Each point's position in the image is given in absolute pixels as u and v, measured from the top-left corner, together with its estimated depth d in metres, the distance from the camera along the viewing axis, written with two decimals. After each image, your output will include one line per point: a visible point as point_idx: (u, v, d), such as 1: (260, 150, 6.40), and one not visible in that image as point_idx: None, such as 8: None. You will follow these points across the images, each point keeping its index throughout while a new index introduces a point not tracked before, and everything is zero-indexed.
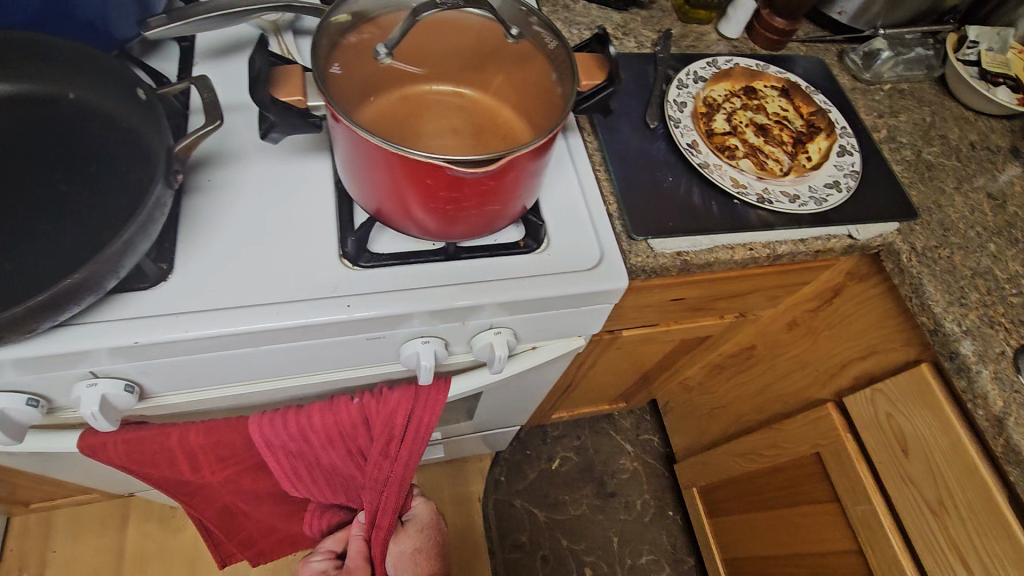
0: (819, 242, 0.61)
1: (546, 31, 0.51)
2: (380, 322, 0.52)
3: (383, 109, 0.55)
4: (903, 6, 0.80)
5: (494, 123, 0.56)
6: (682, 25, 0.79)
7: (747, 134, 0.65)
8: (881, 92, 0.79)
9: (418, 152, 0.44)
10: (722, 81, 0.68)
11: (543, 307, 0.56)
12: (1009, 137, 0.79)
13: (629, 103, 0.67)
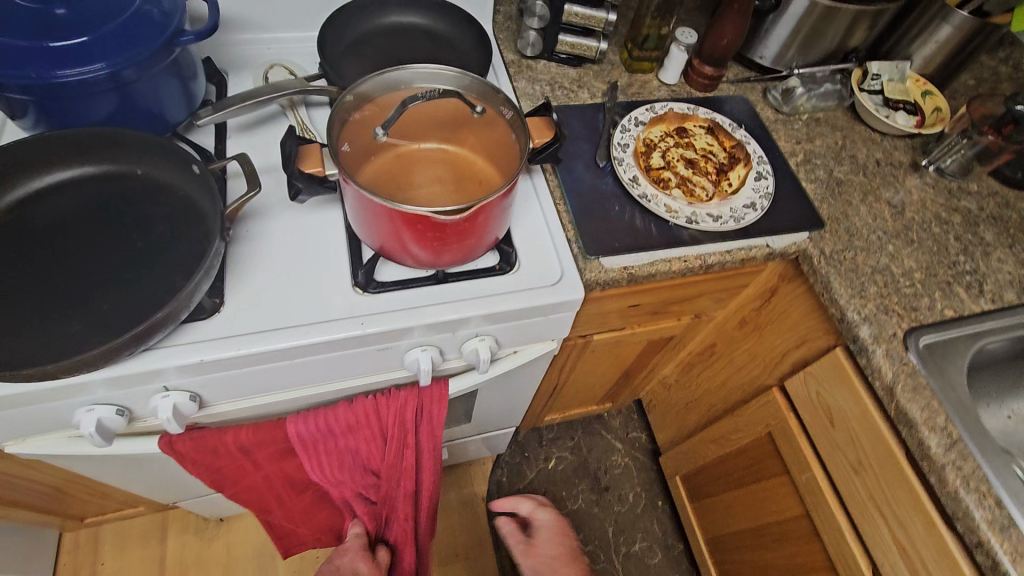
0: (743, 251, 0.75)
1: (506, 104, 0.66)
2: (388, 335, 0.65)
3: (382, 166, 0.69)
4: (814, 49, 0.94)
5: (471, 171, 0.70)
6: (629, 75, 0.94)
7: (679, 167, 0.78)
8: (800, 122, 0.93)
9: (410, 206, 0.58)
10: (658, 124, 0.83)
11: (517, 316, 0.70)
12: (911, 153, 0.93)
13: (583, 147, 0.81)
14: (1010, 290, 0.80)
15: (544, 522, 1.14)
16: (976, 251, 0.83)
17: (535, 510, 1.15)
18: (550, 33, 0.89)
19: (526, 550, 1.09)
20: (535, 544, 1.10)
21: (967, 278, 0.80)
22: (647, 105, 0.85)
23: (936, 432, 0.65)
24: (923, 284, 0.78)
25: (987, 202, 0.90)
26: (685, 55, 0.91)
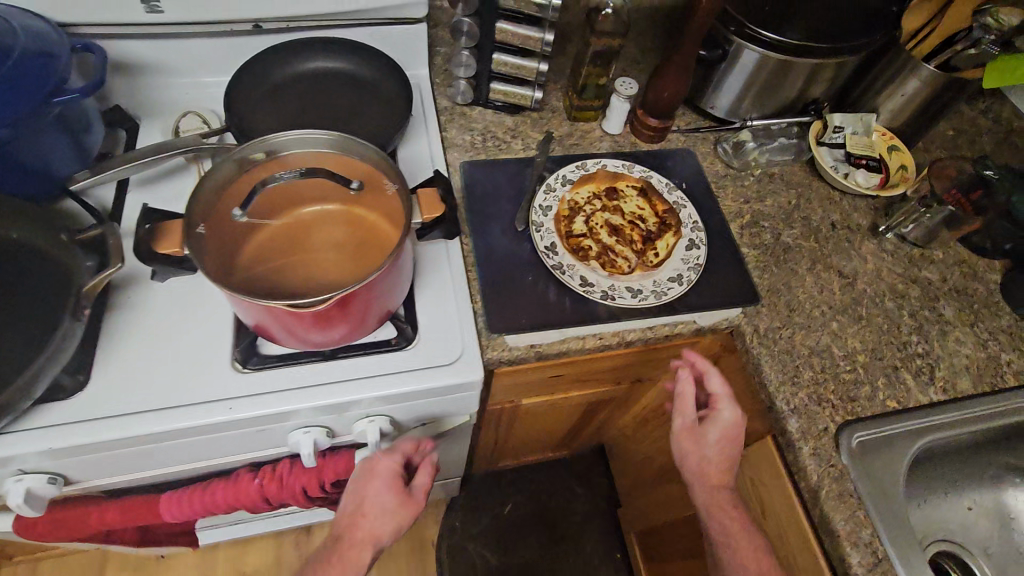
0: (667, 327, 0.70)
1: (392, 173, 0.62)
2: (265, 418, 0.62)
3: (268, 234, 0.64)
4: (771, 99, 0.86)
5: (366, 233, 0.65)
6: (570, 123, 0.88)
7: (601, 234, 0.73)
8: (751, 178, 0.87)
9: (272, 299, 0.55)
10: (587, 183, 0.77)
11: (408, 397, 0.65)
12: (872, 215, 0.86)
13: (504, 207, 0.76)
14: (964, 376, 0.74)
15: (719, 421, 0.69)
16: (932, 331, 0.76)
17: (720, 397, 0.69)
18: (481, 82, 0.83)
19: (684, 434, 0.71)
20: (700, 435, 0.70)
21: (917, 362, 0.74)
22: (577, 162, 0.79)
23: (858, 548, 0.60)
24: (866, 368, 0.72)
25: (951, 271, 0.82)
26: (628, 106, 0.85)
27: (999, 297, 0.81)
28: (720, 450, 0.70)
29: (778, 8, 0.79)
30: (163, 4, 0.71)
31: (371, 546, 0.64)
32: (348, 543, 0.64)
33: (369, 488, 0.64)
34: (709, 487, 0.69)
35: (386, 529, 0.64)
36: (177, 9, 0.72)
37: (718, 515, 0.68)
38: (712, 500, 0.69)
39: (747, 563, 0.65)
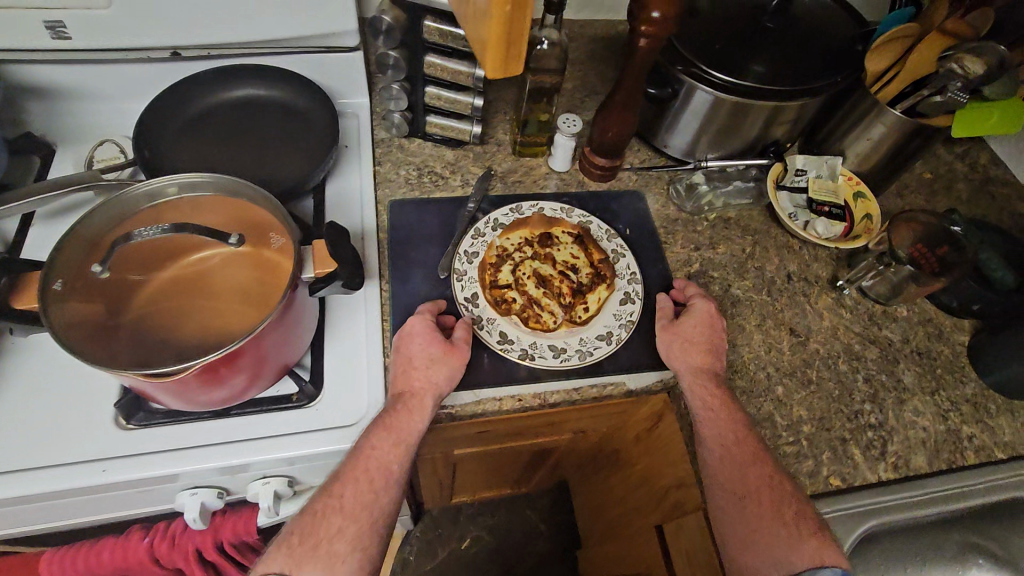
0: (593, 389, 0.64)
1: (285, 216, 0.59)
2: (143, 480, 0.57)
3: (157, 286, 0.59)
4: (731, 140, 0.81)
5: (262, 278, 0.60)
6: (516, 158, 0.83)
7: (528, 285, 0.68)
8: (704, 223, 0.81)
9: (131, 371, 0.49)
10: (520, 228, 0.73)
11: (303, 460, 0.61)
12: (832, 266, 0.80)
13: (430, 252, 0.72)
14: (920, 452, 0.67)
15: (696, 310, 0.67)
16: (887, 399, 0.70)
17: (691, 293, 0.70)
18: (417, 115, 0.79)
19: (664, 329, 0.66)
20: (680, 326, 0.66)
21: (868, 434, 0.67)
22: (512, 205, 0.75)
23: None
24: (810, 441, 0.66)
25: (914, 332, 0.76)
26: (573, 143, 0.79)
27: (965, 362, 0.74)
28: (702, 332, 0.65)
29: (733, 46, 0.74)
30: (70, 30, 0.67)
31: (433, 396, 0.59)
32: (404, 393, 0.58)
33: (409, 347, 0.61)
34: (692, 366, 0.63)
35: (440, 380, 0.59)
36: (86, 34, 0.68)
37: (699, 397, 0.62)
38: (698, 387, 0.62)
39: (721, 446, 0.59)
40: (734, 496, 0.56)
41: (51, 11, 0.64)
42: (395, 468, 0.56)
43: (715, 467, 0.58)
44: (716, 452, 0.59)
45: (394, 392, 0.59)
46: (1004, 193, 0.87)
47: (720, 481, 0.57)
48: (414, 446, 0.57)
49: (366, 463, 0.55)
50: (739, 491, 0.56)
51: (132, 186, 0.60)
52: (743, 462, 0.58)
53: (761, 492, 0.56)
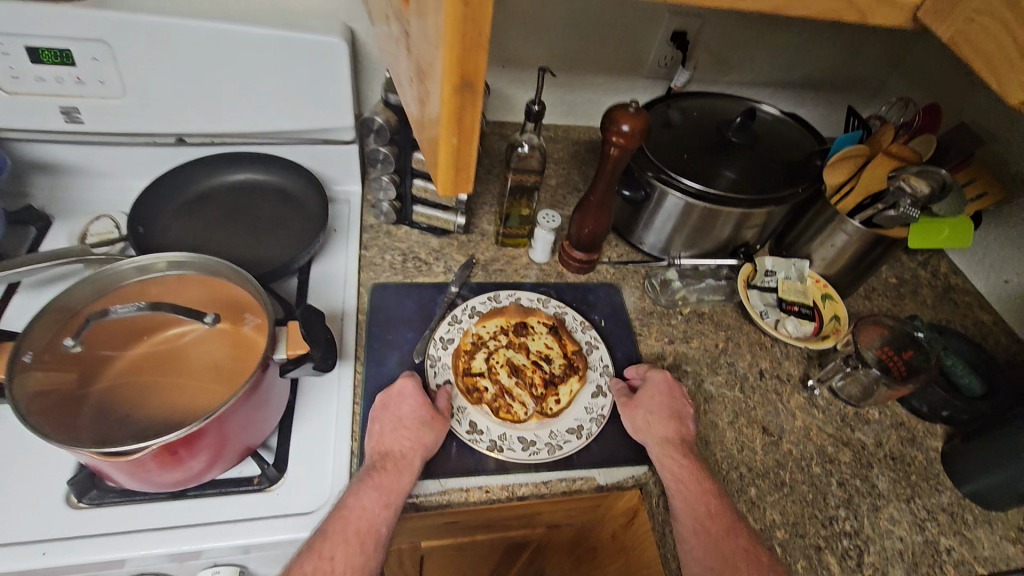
0: (563, 484, 0.63)
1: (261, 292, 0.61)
2: (85, 565, 0.54)
3: (129, 361, 0.60)
4: (704, 240, 0.85)
5: (234, 355, 0.61)
6: (498, 248, 0.87)
7: (500, 374, 0.69)
8: (678, 317, 0.84)
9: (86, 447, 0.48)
10: (496, 316, 0.75)
11: (257, 549, 0.58)
12: (804, 365, 0.81)
13: (407, 336, 0.73)
14: (898, 564, 0.65)
15: (650, 380, 0.69)
16: (862, 505, 0.69)
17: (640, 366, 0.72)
18: (405, 204, 0.83)
19: (624, 404, 0.68)
20: (641, 399, 0.67)
21: (843, 542, 0.65)
22: (490, 294, 0.77)
23: None
24: (784, 548, 0.64)
25: (888, 435, 0.76)
26: (553, 236, 0.83)
27: (940, 470, 0.74)
28: (662, 401, 0.67)
29: (701, 156, 0.80)
30: (83, 114, 0.72)
31: (420, 456, 0.59)
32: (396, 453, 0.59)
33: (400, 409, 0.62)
34: (661, 436, 0.64)
35: (428, 441, 0.60)
36: (97, 118, 0.73)
37: (671, 467, 0.62)
38: (668, 457, 0.62)
39: (699, 517, 0.58)
40: (719, 570, 0.54)
41: (65, 97, 0.69)
42: (383, 529, 0.54)
43: (692, 542, 0.56)
44: (693, 524, 0.57)
45: (380, 453, 0.59)
46: (966, 300, 0.90)
47: (700, 557, 0.55)
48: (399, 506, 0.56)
49: (360, 521, 0.53)
50: (721, 564, 0.54)
51: (124, 262, 0.62)
52: (730, 528, 0.57)
53: (744, 561, 0.55)
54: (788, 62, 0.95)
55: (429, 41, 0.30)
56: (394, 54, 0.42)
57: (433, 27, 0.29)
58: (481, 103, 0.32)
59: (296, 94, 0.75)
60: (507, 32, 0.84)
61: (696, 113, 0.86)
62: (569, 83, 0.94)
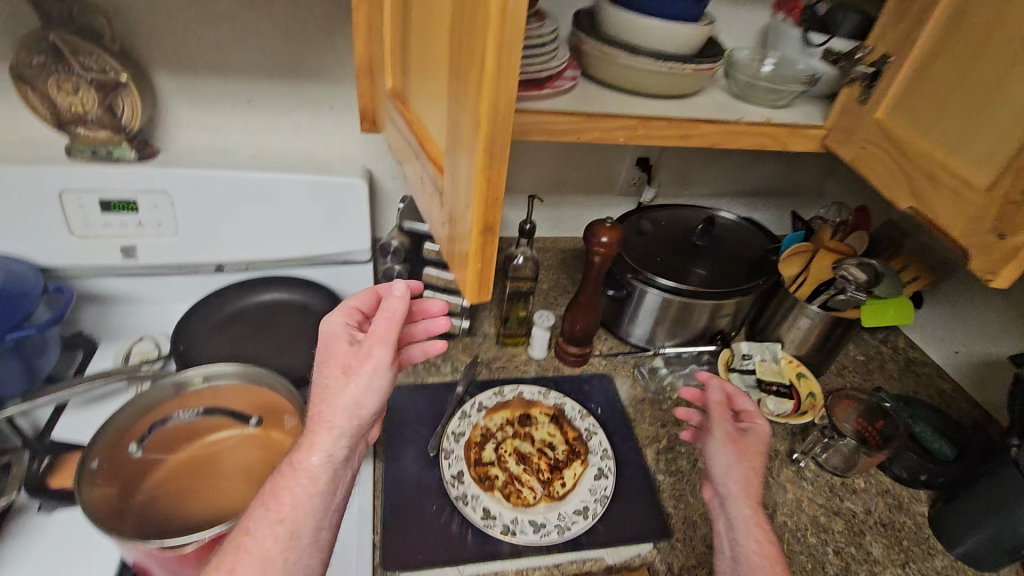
0: (574, 566, 0.68)
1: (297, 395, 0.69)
2: None
3: (175, 466, 0.66)
4: (684, 329, 0.94)
5: (270, 456, 0.68)
6: (499, 347, 0.96)
7: (509, 462, 0.75)
8: (668, 401, 0.91)
9: (144, 542, 0.53)
10: (501, 409, 0.82)
11: None
12: (789, 441, 0.87)
13: (421, 431, 0.80)
14: None
15: (758, 429, 0.69)
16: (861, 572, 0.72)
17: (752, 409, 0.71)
18: None
19: (732, 440, 0.67)
20: (745, 446, 0.67)
21: None
22: (496, 388, 0.85)
23: None
24: None
25: (875, 503, 0.81)
26: (548, 333, 0.92)
27: (929, 534, 0.78)
28: (761, 460, 0.66)
29: (673, 258, 0.92)
30: (139, 251, 0.83)
31: (326, 431, 0.52)
32: (317, 416, 0.53)
33: (330, 351, 0.55)
34: (751, 498, 0.63)
35: (344, 400, 0.52)
36: (150, 254, 0.84)
37: (756, 536, 0.60)
38: (750, 505, 0.62)
39: None
40: None
41: (126, 238, 0.81)
42: (277, 556, 0.48)
43: None
44: None
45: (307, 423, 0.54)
46: (926, 371, 0.99)
47: None
48: (302, 525, 0.50)
49: (282, 504, 0.50)
50: None
51: (169, 374, 0.70)
52: None
53: None
54: (739, 176, 1.12)
55: (463, 197, 0.40)
56: (421, 196, 0.53)
57: (468, 188, 0.39)
58: (498, 237, 0.41)
59: (324, 225, 0.88)
60: None
61: (664, 222, 1.00)
62: (553, 203, 1.08)
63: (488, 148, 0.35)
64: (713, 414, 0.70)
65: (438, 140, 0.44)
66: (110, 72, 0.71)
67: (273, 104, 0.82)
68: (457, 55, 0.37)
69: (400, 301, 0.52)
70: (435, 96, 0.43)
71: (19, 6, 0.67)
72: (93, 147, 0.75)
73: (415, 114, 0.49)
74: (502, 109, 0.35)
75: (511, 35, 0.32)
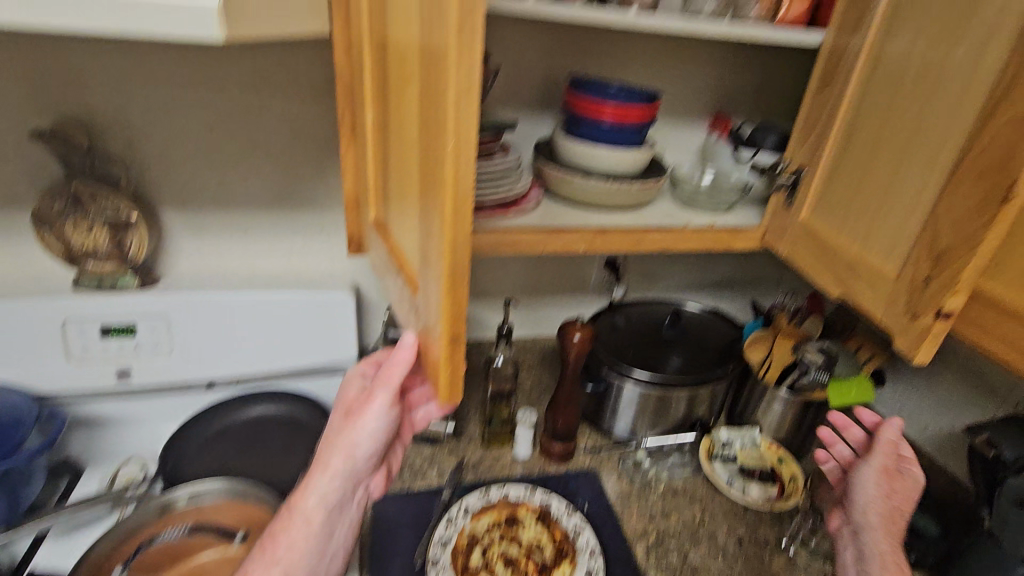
0: None
1: None
2: None
3: None
4: (663, 419, 0.97)
5: None
6: (485, 448, 0.97)
7: (497, 567, 0.75)
8: (654, 494, 0.92)
9: None
10: (487, 512, 0.82)
11: None
12: (776, 528, 0.88)
13: (407, 541, 0.79)
14: None
15: (911, 473, 0.78)
16: None
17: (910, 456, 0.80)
18: None
19: (884, 472, 0.78)
20: (891, 485, 0.78)
21: None
22: (481, 490, 0.85)
23: None
24: None
25: None
26: (532, 432, 0.95)
27: None
28: (899, 501, 0.77)
29: (646, 351, 0.97)
30: (133, 372, 0.86)
31: (322, 472, 0.64)
32: (320, 459, 0.65)
33: (344, 402, 0.69)
34: (886, 526, 0.74)
35: (339, 445, 0.63)
36: (144, 375, 0.87)
37: (884, 552, 0.71)
38: (884, 536, 0.73)
39: None
40: None
41: (123, 360, 0.85)
42: None
43: None
44: None
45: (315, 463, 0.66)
46: None
47: None
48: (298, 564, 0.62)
49: (279, 545, 0.62)
50: None
51: (156, 497, 0.72)
52: None
53: None
54: (701, 271, 1.20)
55: (433, 312, 0.45)
56: (399, 309, 0.58)
57: (437, 305, 0.44)
58: (465, 344, 0.45)
59: (312, 337, 0.93)
60: (478, 274, 1.07)
61: (636, 317, 1.07)
62: (529, 304, 1.15)
63: (451, 273, 0.41)
64: (875, 450, 0.80)
65: (413, 262, 0.50)
66: (122, 212, 0.79)
67: (268, 230, 0.90)
68: (423, 196, 0.43)
69: (405, 351, 0.53)
70: (409, 226, 0.49)
71: (46, 161, 0.77)
72: (98, 279, 0.82)
73: (394, 238, 0.55)
74: (459, 241, 0.40)
75: (463, 184, 0.38)
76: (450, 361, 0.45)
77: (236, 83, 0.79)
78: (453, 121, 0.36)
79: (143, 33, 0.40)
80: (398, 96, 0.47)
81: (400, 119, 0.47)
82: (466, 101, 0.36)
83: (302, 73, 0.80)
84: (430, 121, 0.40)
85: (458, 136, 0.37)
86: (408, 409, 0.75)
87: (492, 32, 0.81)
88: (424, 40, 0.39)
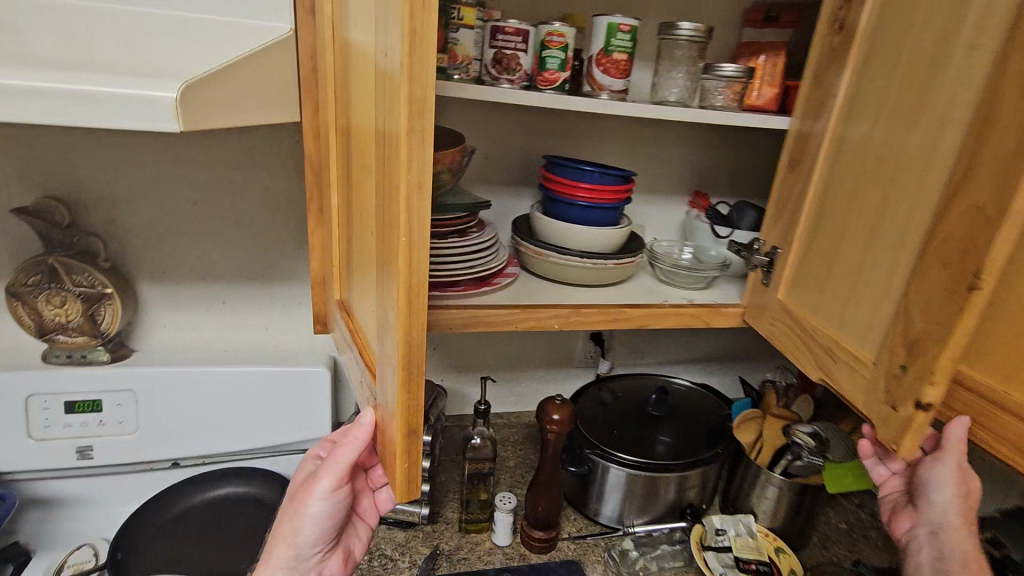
0: None
1: None
2: None
3: None
4: (653, 504, 0.91)
5: None
6: (462, 535, 0.91)
7: None
8: None
9: None
10: None
11: None
12: None
13: None
14: None
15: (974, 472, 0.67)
16: None
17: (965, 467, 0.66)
18: None
19: (961, 471, 0.66)
20: (966, 480, 0.67)
21: None
22: None
23: None
24: None
25: None
26: (511, 517, 0.89)
27: None
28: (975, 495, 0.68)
29: (632, 432, 0.94)
30: (95, 451, 0.83)
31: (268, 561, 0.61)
32: (269, 543, 0.62)
33: (299, 482, 0.68)
34: (964, 521, 0.67)
35: (284, 532, 0.61)
36: (106, 453, 0.84)
37: (965, 553, 0.66)
38: (968, 536, 0.66)
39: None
40: None
41: (85, 438, 0.82)
42: None
43: None
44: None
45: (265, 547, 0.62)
46: None
47: None
48: None
49: None
50: None
51: None
52: None
53: None
54: (689, 345, 1.18)
55: (388, 401, 0.42)
56: (359, 393, 0.56)
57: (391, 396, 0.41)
58: (422, 437, 0.42)
59: (286, 414, 0.90)
60: (460, 347, 1.05)
61: (623, 393, 1.03)
62: (514, 378, 1.12)
63: (405, 365, 0.38)
64: (951, 451, 0.65)
65: (372, 347, 0.48)
66: (97, 286, 0.79)
67: (246, 303, 0.90)
68: (381, 279, 0.42)
69: (364, 430, 0.49)
70: (369, 308, 0.48)
71: (28, 235, 0.78)
72: (68, 351, 0.80)
73: (358, 316, 0.53)
74: (415, 334, 0.38)
75: (416, 277, 0.36)
76: (405, 454, 0.42)
77: (220, 161, 0.81)
78: (405, 216, 0.35)
79: (102, 124, 0.41)
80: (361, 179, 0.46)
81: (361, 205, 0.47)
82: (417, 194, 0.34)
83: (286, 153, 0.83)
84: (386, 209, 0.38)
85: (410, 231, 0.35)
86: (369, 491, 0.74)
87: (471, 115, 0.84)
88: (378, 128, 0.38)
